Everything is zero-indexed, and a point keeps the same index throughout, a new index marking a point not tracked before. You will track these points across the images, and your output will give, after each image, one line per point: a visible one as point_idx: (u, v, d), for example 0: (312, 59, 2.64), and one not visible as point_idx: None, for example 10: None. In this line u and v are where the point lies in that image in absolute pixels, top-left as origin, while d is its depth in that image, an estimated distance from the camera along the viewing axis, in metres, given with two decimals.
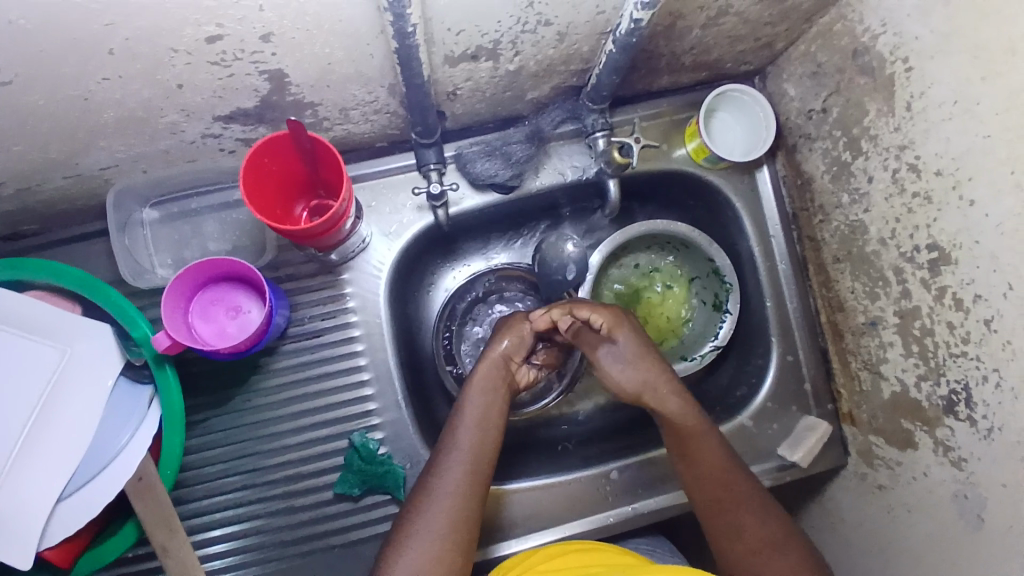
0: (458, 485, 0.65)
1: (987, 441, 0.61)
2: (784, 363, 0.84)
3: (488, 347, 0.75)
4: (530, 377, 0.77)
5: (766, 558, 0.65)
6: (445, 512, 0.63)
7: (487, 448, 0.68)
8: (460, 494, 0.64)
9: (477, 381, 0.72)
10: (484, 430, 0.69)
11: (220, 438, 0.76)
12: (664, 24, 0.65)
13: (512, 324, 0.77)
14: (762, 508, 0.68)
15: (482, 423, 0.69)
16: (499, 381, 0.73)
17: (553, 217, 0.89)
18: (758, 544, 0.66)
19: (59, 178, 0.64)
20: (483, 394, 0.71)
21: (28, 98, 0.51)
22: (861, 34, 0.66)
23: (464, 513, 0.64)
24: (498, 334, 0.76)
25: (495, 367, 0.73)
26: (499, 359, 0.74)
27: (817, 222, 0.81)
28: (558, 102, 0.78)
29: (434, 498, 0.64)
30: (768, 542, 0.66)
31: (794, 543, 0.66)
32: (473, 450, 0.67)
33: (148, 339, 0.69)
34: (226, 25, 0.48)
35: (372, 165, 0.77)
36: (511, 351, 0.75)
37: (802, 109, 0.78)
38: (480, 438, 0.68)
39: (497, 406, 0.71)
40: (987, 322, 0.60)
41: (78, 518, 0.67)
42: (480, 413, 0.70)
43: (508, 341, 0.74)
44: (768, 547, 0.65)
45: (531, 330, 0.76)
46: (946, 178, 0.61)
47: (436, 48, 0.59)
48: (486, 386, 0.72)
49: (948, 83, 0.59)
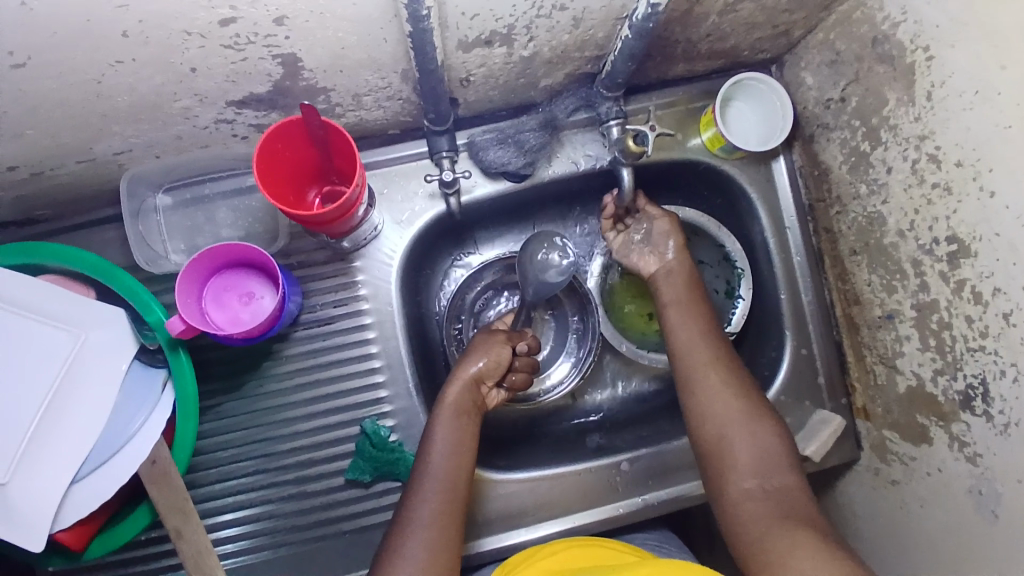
0: (435, 515, 0.63)
1: (1004, 437, 0.60)
2: (798, 356, 0.84)
3: (459, 367, 0.73)
4: (497, 400, 0.76)
5: (735, 429, 0.66)
6: (425, 545, 0.61)
7: (462, 471, 0.66)
8: (438, 525, 0.63)
9: (448, 405, 0.70)
10: (459, 454, 0.67)
11: (233, 424, 0.77)
12: (680, 10, 0.64)
13: (487, 343, 0.76)
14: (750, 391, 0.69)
15: (455, 447, 0.67)
16: (471, 404, 0.71)
17: (558, 207, 0.88)
18: (729, 414, 0.67)
19: (72, 164, 0.64)
20: (453, 418, 0.69)
21: (43, 83, 0.51)
22: (881, 21, 0.65)
23: (445, 544, 0.62)
24: (472, 354, 0.74)
25: (466, 387, 0.72)
26: (469, 374, 0.72)
27: (834, 214, 0.79)
28: (572, 89, 0.77)
29: (412, 533, 0.62)
30: (742, 417, 0.66)
31: (773, 417, 0.67)
32: (448, 478, 0.65)
33: (162, 323, 0.70)
34: (238, 8, 0.48)
35: (384, 152, 0.77)
36: (483, 372, 0.73)
37: (820, 98, 0.76)
38: (455, 463, 0.66)
39: (470, 428, 0.69)
40: (1006, 316, 0.59)
41: (92, 501, 0.68)
42: (453, 438, 0.68)
43: (482, 363, 0.73)
44: (739, 416, 0.67)
45: (507, 355, 0.75)
46: (967, 168, 0.60)
47: (450, 33, 0.59)
48: (458, 410, 0.70)
49: (969, 71, 0.58)
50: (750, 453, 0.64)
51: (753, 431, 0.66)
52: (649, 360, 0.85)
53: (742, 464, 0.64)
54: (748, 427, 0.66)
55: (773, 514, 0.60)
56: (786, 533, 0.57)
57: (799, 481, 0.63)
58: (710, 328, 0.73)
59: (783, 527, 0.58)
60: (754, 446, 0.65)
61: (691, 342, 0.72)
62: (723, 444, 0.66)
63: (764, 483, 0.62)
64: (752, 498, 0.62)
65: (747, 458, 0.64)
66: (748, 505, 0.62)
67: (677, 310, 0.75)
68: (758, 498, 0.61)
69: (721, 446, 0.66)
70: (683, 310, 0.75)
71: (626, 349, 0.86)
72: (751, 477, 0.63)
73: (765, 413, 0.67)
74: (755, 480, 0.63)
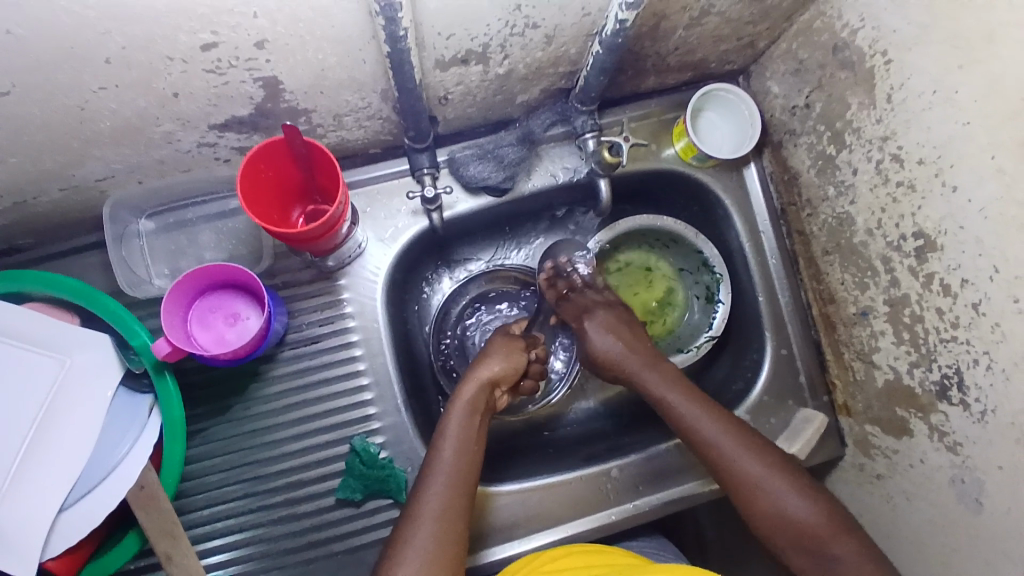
0: (443, 507, 0.63)
1: (981, 425, 0.62)
2: (779, 356, 0.85)
3: (477, 368, 0.73)
4: (504, 404, 0.77)
5: (776, 509, 0.65)
6: (433, 536, 0.62)
7: (471, 468, 0.66)
8: (446, 519, 0.63)
9: (462, 404, 0.70)
10: (468, 451, 0.67)
11: (219, 448, 0.76)
12: (648, 25, 0.66)
13: (506, 348, 0.76)
14: (763, 453, 0.68)
15: (466, 444, 0.67)
16: (485, 405, 0.71)
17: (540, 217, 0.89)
18: (768, 498, 0.66)
19: (55, 191, 0.65)
20: (466, 415, 0.69)
21: (25, 110, 0.52)
22: (840, 30, 0.68)
23: (451, 537, 0.62)
24: (489, 357, 0.75)
25: (479, 389, 0.72)
26: (485, 377, 0.72)
27: (805, 216, 0.82)
28: (548, 105, 0.79)
29: (421, 524, 0.62)
30: (784, 494, 0.66)
31: (798, 477, 0.67)
32: (457, 471, 0.66)
33: (147, 347, 0.70)
34: (221, 32, 0.49)
35: (366, 172, 0.78)
36: (499, 376, 0.73)
37: (787, 106, 0.79)
38: (464, 457, 0.66)
39: (480, 429, 0.69)
40: (975, 306, 0.61)
41: (81, 528, 0.67)
42: (464, 433, 0.68)
43: (498, 367, 0.73)
44: (780, 498, 0.65)
45: (524, 361, 0.76)
46: (929, 166, 0.63)
47: (427, 53, 0.60)
48: (471, 410, 0.70)
49: (925, 74, 0.61)
50: (798, 531, 0.64)
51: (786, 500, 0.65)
52: None
53: (791, 539, 0.65)
54: (789, 503, 0.65)
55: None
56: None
57: (859, 545, 0.63)
58: (717, 414, 0.71)
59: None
60: (799, 519, 0.64)
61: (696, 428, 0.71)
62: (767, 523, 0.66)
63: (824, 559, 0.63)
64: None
65: (799, 537, 0.64)
66: None
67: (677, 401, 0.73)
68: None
69: (770, 532, 0.66)
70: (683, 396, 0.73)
71: None
72: (800, 555, 0.64)
73: (798, 483, 0.66)
74: (812, 557, 0.64)
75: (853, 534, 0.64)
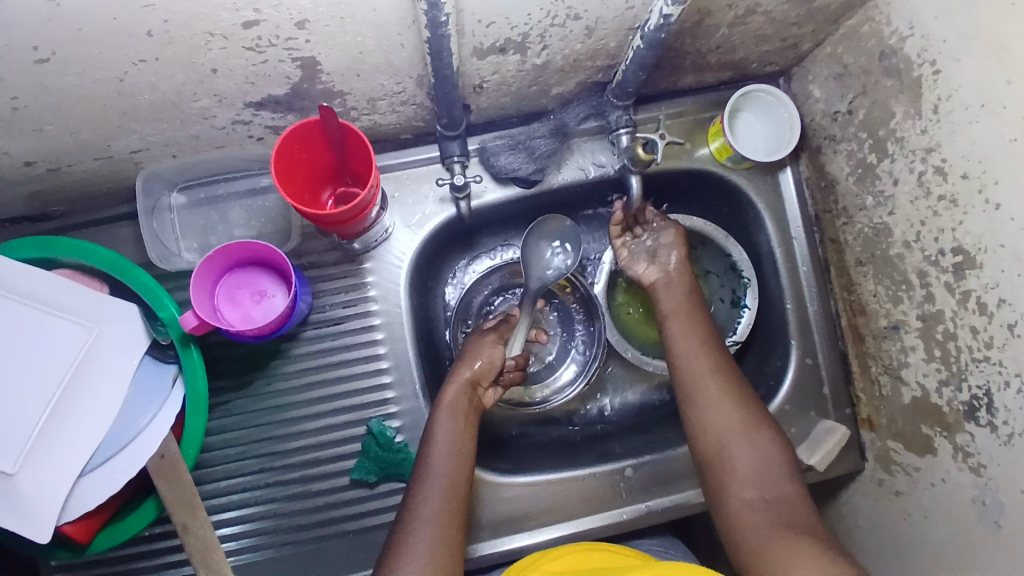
0: (439, 511, 0.64)
1: (1008, 447, 0.61)
2: (803, 366, 0.84)
3: (455, 370, 0.74)
4: (495, 399, 0.77)
5: (736, 442, 0.67)
6: (429, 540, 0.62)
7: (461, 471, 0.67)
8: (440, 523, 0.63)
9: (446, 406, 0.71)
10: (458, 455, 0.68)
11: (239, 422, 0.77)
12: (692, 21, 0.65)
13: (478, 347, 0.77)
14: (743, 394, 0.70)
15: (455, 447, 0.68)
16: (468, 404, 0.72)
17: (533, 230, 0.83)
18: (732, 433, 0.67)
19: (91, 161, 0.66)
20: (451, 418, 0.70)
21: (67, 79, 0.52)
22: (889, 36, 0.66)
23: (449, 543, 0.63)
24: (466, 358, 0.75)
25: (462, 388, 0.72)
26: (465, 375, 0.73)
27: (840, 225, 0.80)
28: (582, 98, 0.78)
29: (416, 530, 0.63)
30: (743, 431, 0.67)
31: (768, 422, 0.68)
32: (450, 477, 0.66)
33: (174, 319, 0.71)
34: (262, 10, 0.49)
35: (396, 156, 0.78)
36: (479, 374, 0.74)
37: (827, 111, 0.77)
38: (456, 461, 0.68)
39: (468, 431, 0.70)
40: (1011, 327, 0.59)
41: (100, 494, 0.68)
42: (454, 436, 0.69)
43: (477, 364, 0.74)
44: (744, 435, 0.67)
45: (501, 354, 0.76)
46: (973, 180, 0.61)
47: (466, 40, 0.60)
48: (457, 411, 0.71)
49: (975, 85, 0.59)
50: (749, 468, 0.65)
51: (753, 440, 0.66)
52: (653, 367, 0.86)
53: (742, 474, 0.65)
54: (748, 441, 0.66)
55: (774, 524, 0.60)
56: (785, 544, 0.58)
57: (799, 493, 0.64)
58: (715, 351, 0.73)
59: (784, 536, 0.59)
60: (754, 456, 0.66)
61: (690, 353, 0.73)
62: (724, 455, 0.67)
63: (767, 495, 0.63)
64: (752, 508, 0.63)
65: (748, 472, 0.65)
66: (747, 515, 0.63)
67: (683, 327, 0.75)
68: (758, 509, 0.62)
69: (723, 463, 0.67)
70: (690, 324, 0.75)
71: (631, 355, 0.86)
72: (750, 488, 0.64)
73: (765, 431, 0.67)
74: (757, 492, 0.64)
75: (799, 485, 0.64)
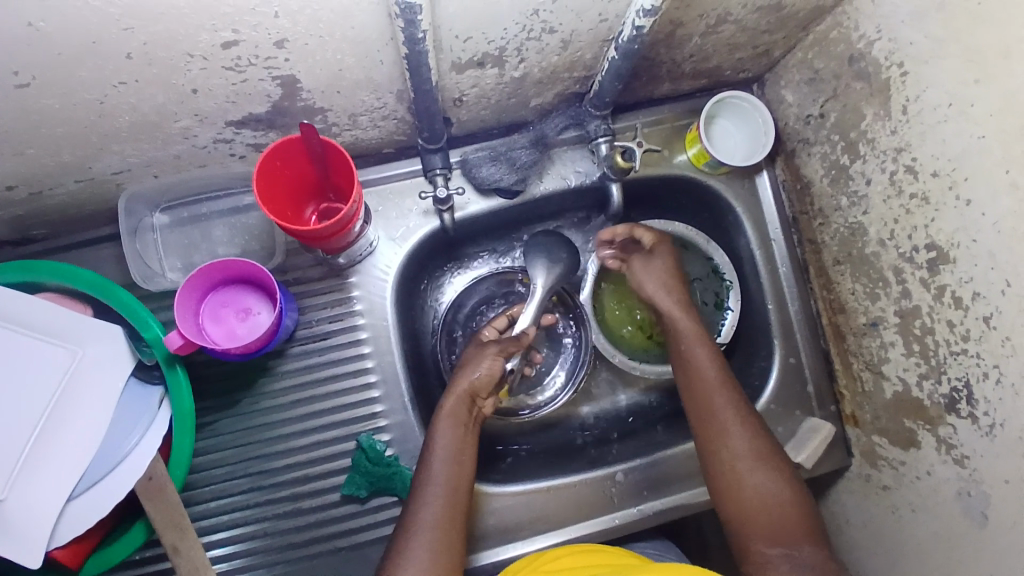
0: (439, 517, 0.65)
1: (989, 438, 0.62)
2: (787, 365, 0.85)
3: (457, 379, 0.74)
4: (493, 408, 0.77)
5: (756, 486, 0.67)
6: (427, 547, 0.63)
7: (463, 480, 0.68)
8: (439, 529, 0.64)
9: (446, 416, 0.71)
10: (458, 462, 0.69)
11: (227, 441, 0.77)
12: (664, 32, 0.66)
13: (480, 355, 0.77)
14: (755, 434, 0.69)
15: (456, 455, 0.69)
16: (468, 415, 0.72)
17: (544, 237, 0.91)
18: (749, 474, 0.67)
19: (72, 183, 0.65)
20: (452, 428, 0.70)
21: (46, 102, 0.52)
22: (857, 40, 0.68)
23: (447, 548, 0.64)
24: (467, 367, 0.75)
25: (461, 401, 0.72)
26: (466, 388, 0.73)
27: (817, 225, 0.82)
28: (562, 108, 0.79)
29: (416, 534, 0.64)
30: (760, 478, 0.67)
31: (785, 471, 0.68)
32: (449, 484, 0.67)
33: (159, 339, 0.70)
34: (241, 31, 0.50)
35: (379, 170, 0.79)
36: (478, 387, 0.74)
37: (800, 115, 0.79)
38: (456, 471, 0.68)
39: (468, 438, 0.71)
40: (987, 319, 0.61)
41: (89, 518, 0.68)
42: (452, 447, 0.69)
43: (478, 376, 0.74)
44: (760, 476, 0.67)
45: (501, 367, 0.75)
46: (943, 178, 0.63)
47: (444, 55, 0.61)
48: (456, 420, 0.71)
49: (942, 86, 0.60)
50: (760, 499, 0.66)
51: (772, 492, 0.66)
52: (640, 372, 0.86)
53: (762, 526, 0.65)
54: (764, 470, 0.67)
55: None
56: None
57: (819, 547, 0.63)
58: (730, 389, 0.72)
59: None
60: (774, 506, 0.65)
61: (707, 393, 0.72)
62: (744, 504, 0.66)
63: (787, 549, 0.63)
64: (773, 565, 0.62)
65: (768, 523, 0.65)
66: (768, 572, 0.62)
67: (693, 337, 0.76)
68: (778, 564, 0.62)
69: (737, 492, 0.67)
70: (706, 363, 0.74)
71: (619, 360, 0.87)
72: (770, 542, 0.64)
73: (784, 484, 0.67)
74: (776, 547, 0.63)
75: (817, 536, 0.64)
